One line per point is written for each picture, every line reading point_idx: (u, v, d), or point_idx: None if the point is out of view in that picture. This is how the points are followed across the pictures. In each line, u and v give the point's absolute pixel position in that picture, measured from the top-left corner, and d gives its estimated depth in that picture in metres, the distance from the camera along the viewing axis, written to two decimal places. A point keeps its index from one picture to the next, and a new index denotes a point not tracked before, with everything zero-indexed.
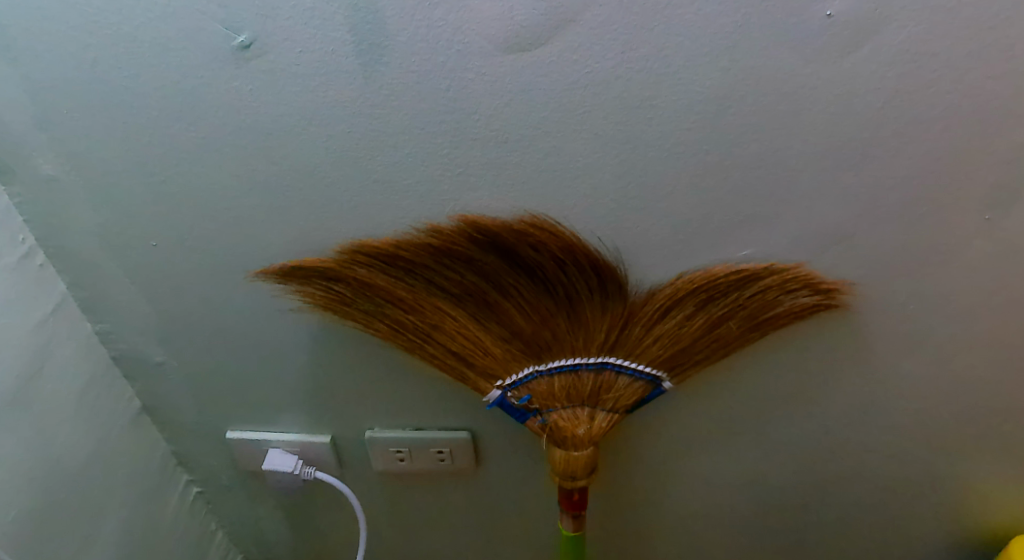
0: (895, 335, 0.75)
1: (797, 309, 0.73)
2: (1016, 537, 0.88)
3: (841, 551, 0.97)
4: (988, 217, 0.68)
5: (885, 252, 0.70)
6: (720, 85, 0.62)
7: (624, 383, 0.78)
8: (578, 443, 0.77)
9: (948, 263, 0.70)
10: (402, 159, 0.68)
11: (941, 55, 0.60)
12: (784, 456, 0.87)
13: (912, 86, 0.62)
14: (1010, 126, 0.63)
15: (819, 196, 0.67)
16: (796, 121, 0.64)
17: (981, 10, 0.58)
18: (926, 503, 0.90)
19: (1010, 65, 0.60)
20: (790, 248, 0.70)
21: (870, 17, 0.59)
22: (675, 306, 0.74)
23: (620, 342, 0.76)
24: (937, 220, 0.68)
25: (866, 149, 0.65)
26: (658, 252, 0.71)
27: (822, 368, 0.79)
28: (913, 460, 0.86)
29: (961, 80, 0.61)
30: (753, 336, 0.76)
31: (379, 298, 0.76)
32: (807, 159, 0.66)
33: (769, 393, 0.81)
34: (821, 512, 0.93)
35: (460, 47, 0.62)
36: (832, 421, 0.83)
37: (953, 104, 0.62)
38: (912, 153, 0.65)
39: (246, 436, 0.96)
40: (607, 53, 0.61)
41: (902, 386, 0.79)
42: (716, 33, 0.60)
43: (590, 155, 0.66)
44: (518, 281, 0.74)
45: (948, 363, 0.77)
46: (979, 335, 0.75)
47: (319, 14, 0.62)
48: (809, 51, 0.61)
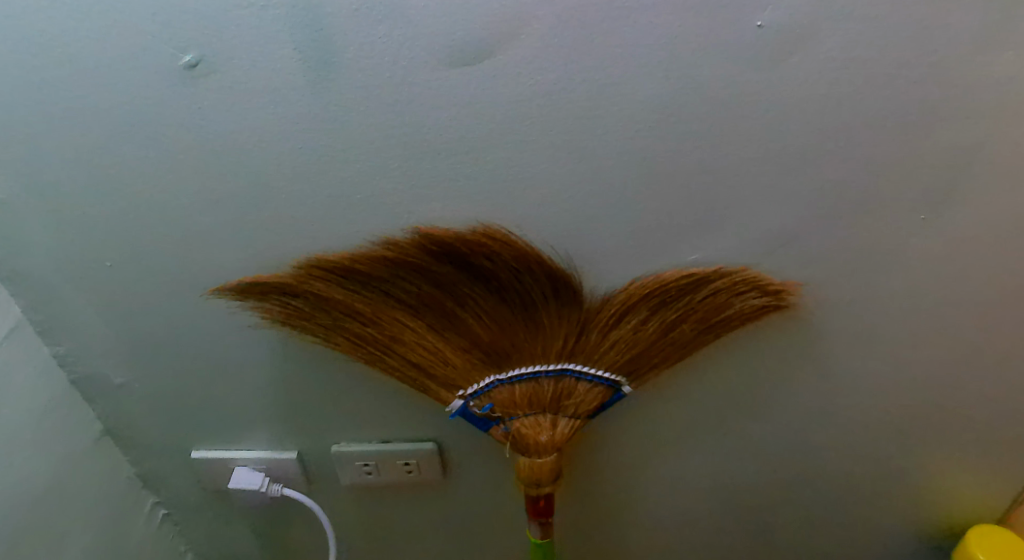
0: (843, 332, 0.77)
1: (748, 311, 0.74)
2: (970, 528, 0.91)
3: (806, 546, 0.99)
4: (924, 217, 0.70)
5: (827, 253, 0.72)
6: (662, 94, 0.63)
7: (585, 389, 0.79)
8: (541, 449, 0.79)
9: (889, 262, 0.72)
10: (356, 174, 0.69)
11: (871, 61, 0.62)
12: (745, 455, 0.89)
13: (846, 93, 0.63)
14: (941, 129, 0.65)
15: (764, 200, 0.69)
16: (736, 128, 0.65)
17: (907, 19, 0.60)
18: (885, 498, 0.92)
19: (936, 69, 0.62)
20: (738, 251, 0.72)
21: (800, 27, 0.61)
22: (630, 310, 0.76)
23: (579, 348, 0.78)
24: (875, 219, 0.70)
25: (803, 154, 0.66)
26: (610, 258, 0.73)
27: (776, 367, 0.80)
28: (870, 453, 0.88)
29: (890, 86, 0.63)
30: (706, 338, 0.77)
31: (337, 312, 0.77)
32: (750, 165, 0.67)
33: (726, 393, 0.83)
34: (785, 510, 0.95)
35: (406, 62, 0.63)
36: (787, 418, 0.85)
37: (885, 109, 0.64)
38: (848, 156, 0.67)
39: (212, 455, 0.95)
40: (549, 65, 0.62)
41: (852, 384, 0.81)
42: (653, 45, 0.61)
43: (541, 166, 0.67)
44: (474, 290, 0.75)
45: (896, 358, 0.79)
46: (922, 333, 0.77)
47: (265, 32, 0.62)
48: (743, 60, 0.62)
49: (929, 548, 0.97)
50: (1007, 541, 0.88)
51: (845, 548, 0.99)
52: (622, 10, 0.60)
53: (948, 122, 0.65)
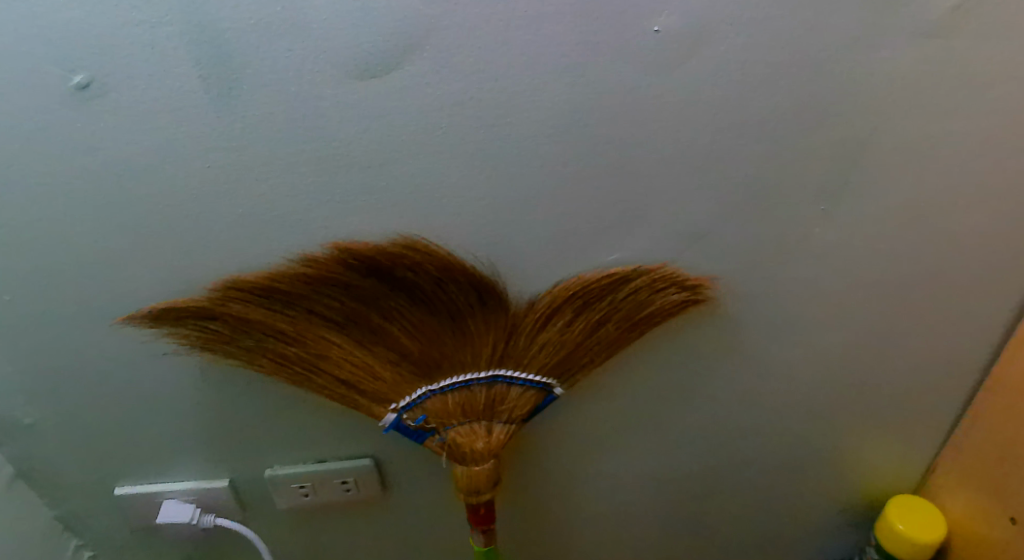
0: (761, 322, 0.79)
1: (669, 307, 0.75)
2: (892, 499, 0.96)
3: (742, 528, 1.03)
4: (823, 208, 0.71)
5: (740, 247, 0.73)
6: (569, 100, 0.64)
7: (517, 394, 0.80)
8: (478, 457, 0.79)
9: (796, 253, 0.74)
10: (269, 191, 0.67)
11: (763, 62, 0.63)
12: (678, 447, 0.91)
13: (744, 93, 0.65)
14: (833, 122, 0.67)
15: (676, 199, 0.70)
16: (642, 130, 0.66)
17: (794, 20, 0.62)
18: (812, 476, 0.96)
19: (826, 66, 0.64)
20: (656, 249, 0.73)
21: (693, 32, 0.62)
22: (555, 313, 0.76)
23: (508, 353, 0.78)
24: (778, 212, 0.71)
25: (706, 152, 0.68)
26: (532, 262, 0.73)
27: (700, 360, 0.82)
28: (794, 435, 0.91)
29: (784, 84, 0.65)
30: (631, 336, 0.78)
31: (259, 333, 0.74)
32: (659, 165, 0.68)
33: (655, 388, 0.85)
34: (720, 496, 0.98)
35: (311, 77, 0.62)
36: (714, 408, 0.87)
37: (780, 107, 0.66)
38: (748, 153, 0.68)
39: (137, 490, 0.91)
40: (456, 75, 0.62)
41: (772, 370, 0.84)
42: (556, 52, 0.62)
43: (456, 175, 0.67)
44: (399, 302, 0.75)
45: (812, 343, 0.82)
46: (835, 318, 0.80)
47: (160, 50, 0.60)
48: (643, 64, 0.63)
49: (856, 520, 1.02)
50: (927, 511, 0.93)
51: (779, 526, 1.03)
52: (524, 18, 0.60)
53: (839, 119, 0.67)
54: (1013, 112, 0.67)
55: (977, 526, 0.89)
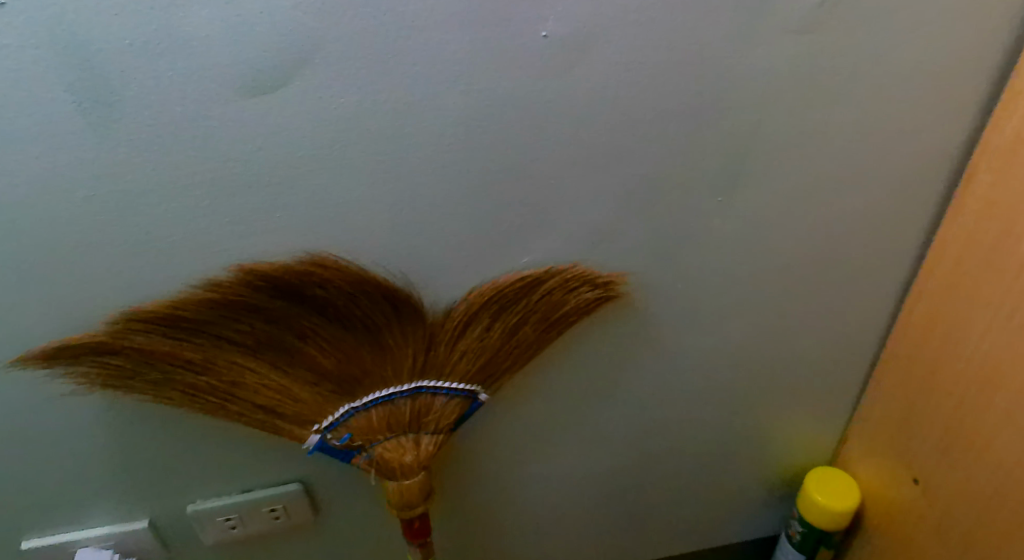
0: (673, 313, 0.82)
1: (582, 305, 0.76)
2: (812, 474, 1.01)
3: (673, 509, 1.06)
4: (722, 200, 0.73)
5: (647, 243, 0.75)
6: (466, 109, 0.64)
7: (442, 403, 0.79)
8: (408, 471, 0.78)
9: (700, 244, 0.76)
10: (163, 217, 0.65)
11: (649, 63, 0.64)
12: (605, 440, 0.93)
13: (636, 94, 0.65)
14: (725, 117, 0.68)
15: (582, 201, 0.71)
16: (541, 134, 0.66)
17: (676, 21, 0.62)
18: (733, 454, 1.00)
19: (715, 64, 0.65)
20: (566, 250, 0.74)
21: (582, 36, 0.62)
22: (473, 320, 0.76)
23: (429, 364, 0.78)
24: (680, 206, 0.73)
25: (606, 152, 0.68)
26: (445, 271, 0.73)
27: (619, 354, 0.84)
28: (715, 419, 0.94)
29: (676, 84, 0.65)
30: (548, 336, 0.78)
31: (166, 365, 0.71)
32: (561, 167, 0.69)
33: (578, 385, 0.86)
34: (650, 482, 1.00)
35: (197, 96, 0.60)
36: (637, 400, 0.89)
37: (673, 106, 0.67)
38: (647, 151, 0.69)
39: (47, 541, 0.86)
40: (350, 88, 0.61)
41: (688, 359, 0.87)
42: (448, 60, 0.61)
43: (360, 188, 0.66)
44: (313, 321, 0.73)
45: (723, 330, 0.85)
46: (742, 304, 0.83)
47: (28, 76, 0.57)
48: (536, 69, 0.63)
49: (776, 487, 1.08)
50: (840, 481, 0.99)
51: (706, 503, 1.07)
52: (411, 28, 0.59)
53: (726, 115, 0.68)
54: (890, 99, 0.70)
55: (887, 490, 0.94)
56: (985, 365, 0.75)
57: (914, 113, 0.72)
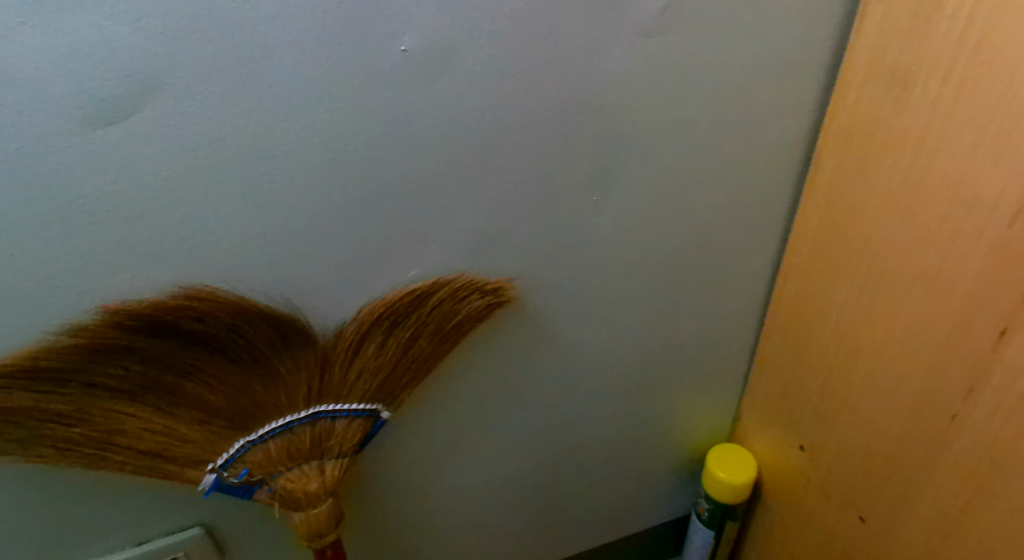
0: (564, 311, 0.83)
1: (474, 313, 0.76)
2: (715, 449, 1.06)
3: (587, 499, 1.09)
4: (597, 198, 0.75)
5: (531, 246, 0.76)
6: (331, 126, 0.62)
7: (343, 426, 0.78)
8: (314, 499, 0.76)
9: (582, 243, 0.78)
10: (12, 262, 0.60)
11: (510, 72, 0.64)
12: (512, 441, 0.94)
13: (502, 101, 0.66)
14: (592, 119, 0.69)
15: (463, 210, 0.71)
16: (411, 147, 0.66)
17: (530, 29, 0.63)
18: (637, 439, 1.04)
19: (575, 68, 0.66)
20: (453, 260, 0.74)
21: (441, 47, 0.61)
22: (366, 338, 0.75)
23: (325, 388, 0.76)
24: (559, 208, 0.74)
25: (479, 160, 0.68)
26: (331, 292, 0.72)
27: (516, 357, 0.85)
28: (615, 407, 0.97)
29: (540, 89, 0.66)
30: (444, 347, 0.78)
31: (32, 421, 0.66)
32: (437, 178, 0.68)
33: (479, 391, 0.86)
34: (561, 476, 1.03)
35: (35, 131, 0.56)
36: (539, 399, 0.91)
37: (540, 111, 0.67)
38: (519, 157, 0.69)
39: None
40: (205, 112, 0.59)
41: (584, 354, 0.89)
42: (305, 78, 0.60)
43: (230, 215, 0.64)
44: (194, 357, 0.70)
45: (614, 323, 0.87)
46: (629, 297, 0.85)
47: None
48: (398, 82, 0.62)
49: (681, 465, 1.12)
50: (740, 455, 1.05)
51: (617, 488, 1.10)
52: (264, 49, 0.57)
53: (591, 118, 0.69)
54: (745, 92, 0.73)
55: (780, 458, 0.99)
56: (846, 335, 0.80)
57: (770, 104, 0.75)
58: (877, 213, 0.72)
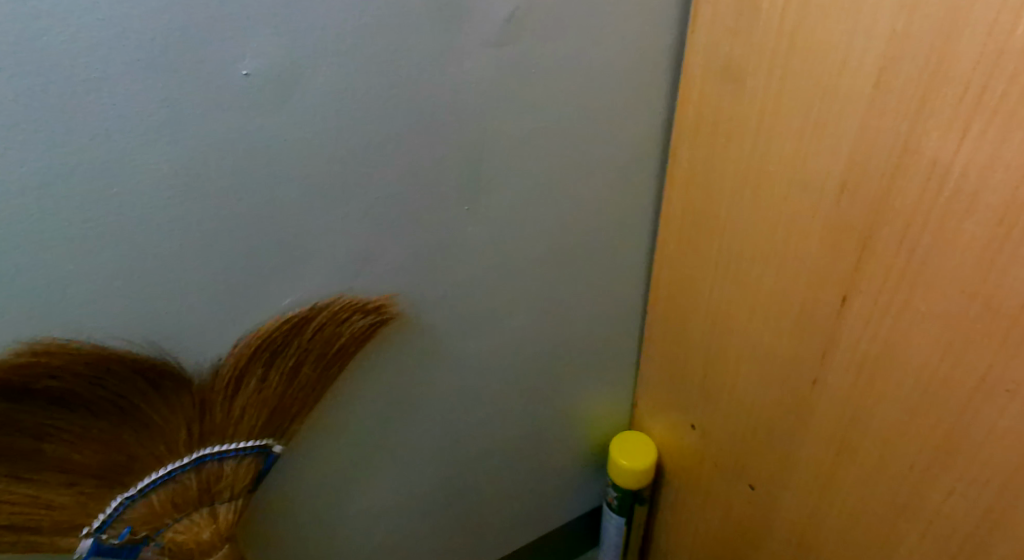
0: (450, 322, 0.83)
1: (358, 334, 0.74)
2: (616, 438, 1.10)
3: (497, 503, 1.10)
4: (468, 207, 0.75)
5: (408, 260, 0.75)
6: (177, 158, 0.59)
7: (233, 467, 0.74)
8: (208, 548, 0.74)
9: (460, 253, 0.78)
10: None
11: (362, 89, 0.63)
12: (414, 457, 0.93)
13: (357, 119, 0.64)
14: (451, 129, 0.69)
15: (332, 231, 0.69)
16: (268, 173, 0.63)
17: (377, 44, 0.62)
18: (539, 438, 1.05)
19: (428, 80, 0.66)
20: (329, 282, 0.72)
21: (285, 69, 0.59)
22: (245, 372, 0.72)
23: (207, 430, 0.72)
24: (431, 220, 0.74)
25: (342, 180, 0.67)
26: (200, 329, 0.68)
27: (406, 373, 0.84)
28: (513, 410, 0.98)
29: (395, 103, 0.65)
30: (330, 373, 0.76)
31: None
32: (301, 202, 0.66)
33: (373, 413, 0.85)
34: (467, 484, 1.03)
35: None
36: (435, 412, 0.90)
37: (399, 126, 0.67)
38: (384, 174, 0.69)
39: None
40: (29, 154, 0.55)
41: (474, 362, 0.89)
42: (139, 110, 0.56)
43: (74, 260, 0.60)
44: (52, 416, 0.65)
45: (500, 327, 0.88)
46: (512, 300, 0.86)
47: None
48: (244, 107, 0.60)
49: (586, 457, 1.15)
50: (640, 442, 1.09)
51: (526, 489, 1.11)
52: (88, 83, 0.54)
53: (451, 130, 0.69)
54: (598, 94, 0.75)
55: (676, 439, 1.03)
56: (718, 315, 0.85)
57: (623, 102, 0.78)
58: (729, 199, 0.76)
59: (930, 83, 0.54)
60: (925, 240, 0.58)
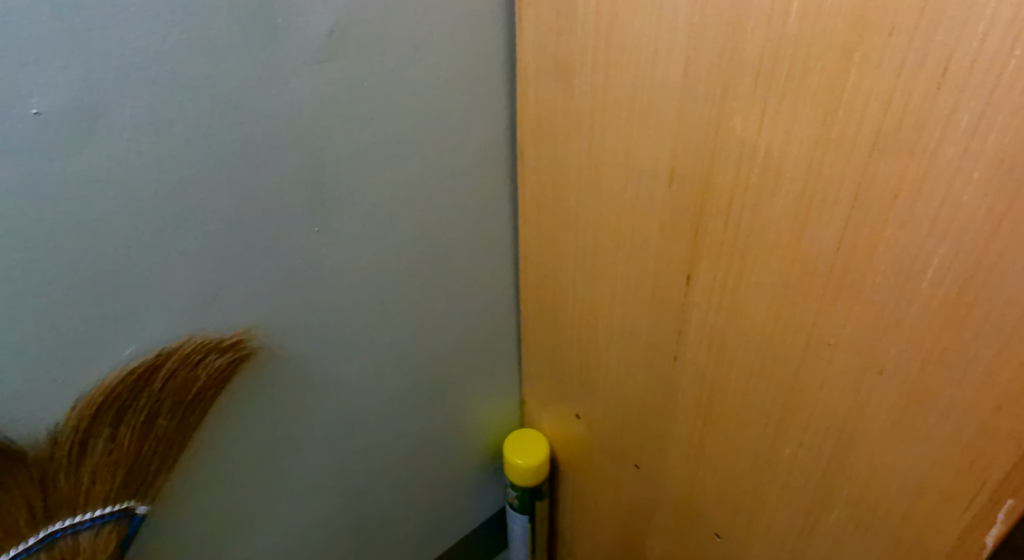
0: (317, 349, 0.80)
1: (215, 375, 0.70)
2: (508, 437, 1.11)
3: (396, 524, 1.07)
4: (318, 229, 0.73)
5: (261, 291, 0.72)
6: None
7: (90, 539, 0.68)
8: None
9: (316, 277, 0.75)
10: None
11: (178, 118, 0.59)
12: (298, 491, 0.89)
13: (178, 150, 0.61)
14: (286, 151, 0.67)
15: (170, 270, 0.65)
16: (85, 217, 0.58)
17: (188, 70, 0.58)
18: (429, 452, 1.04)
19: (252, 103, 0.63)
20: (176, 325, 0.68)
21: (84, 104, 0.55)
22: (91, 434, 0.66)
23: (54, 504, 0.65)
24: (280, 247, 0.71)
25: (173, 216, 0.63)
26: (29, 396, 0.62)
27: (276, 408, 0.80)
28: (397, 428, 0.97)
29: (218, 130, 0.62)
30: (190, 420, 0.71)
31: None
32: (128, 243, 0.61)
33: (245, 455, 0.80)
34: (361, 510, 1.00)
35: None
36: (315, 443, 0.87)
37: (227, 153, 0.63)
38: (219, 205, 0.65)
39: None
40: None
41: (349, 386, 0.86)
42: None
43: None
44: None
45: (371, 347, 0.86)
46: (379, 318, 0.84)
47: None
48: (42, 150, 0.55)
49: (482, 462, 1.15)
50: (531, 439, 1.10)
51: (425, 504, 1.10)
52: None
53: (288, 151, 0.67)
54: (436, 101, 0.75)
55: (564, 431, 1.05)
56: (584, 306, 0.87)
57: (464, 108, 0.78)
58: (576, 193, 0.78)
59: (728, 71, 0.58)
60: (745, 214, 0.62)
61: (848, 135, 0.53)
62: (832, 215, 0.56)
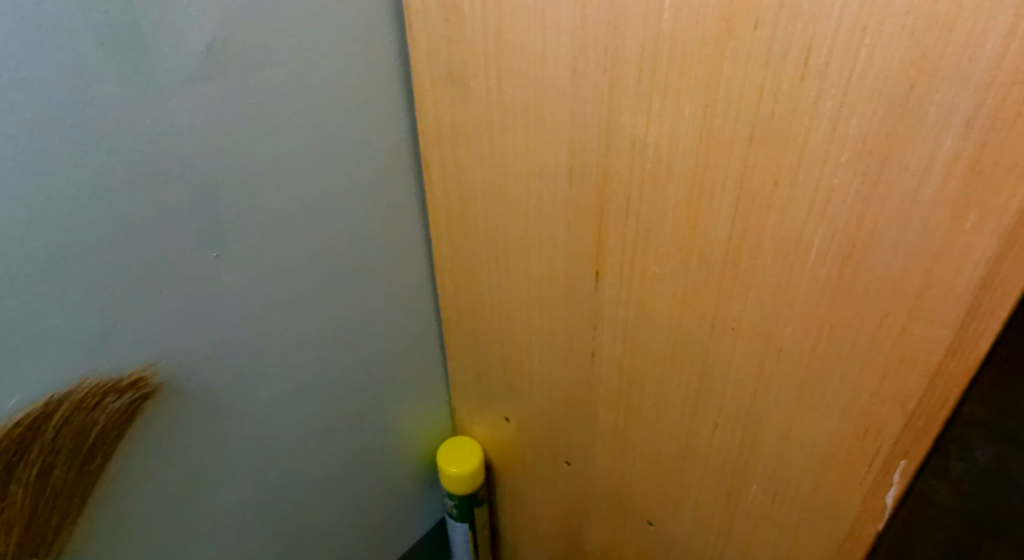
0: (228, 380, 0.76)
1: (115, 418, 0.66)
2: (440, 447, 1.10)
3: (333, 549, 1.04)
4: (218, 254, 0.70)
5: (160, 325, 0.68)
6: None
7: None
8: None
9: (220, 305, 0.72)
10: None
11: (44, 149, 0.56)
12: (223, 528, 0.85)
13: (48, 183, 0.57)
14: (173, 176, 0.63)
15: (53, 310, 0.61)
16: None
17: (49, 98, 0.55)
18: (360, 472, 1.01)
19: (128, 129, 0.59)
20: (66, 367, 0.64)
21: None
22: None
23: None
24: (177, 276, 0.67)
25: (50, 252, 0.59)
26: None
27: (189, 445, 0.76)
28: (324, 451, 0.94)
29: (92, 159, 0.58)
30: (90, 468, 0.67)
31: None
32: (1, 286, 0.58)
33: (159, 498, 0.76)
34: (293, 539, 0.97)
35: None
36: (235, 476, 0.83)
37: (105, 182, 0.60)
38: (102, 237, 0.61)
39: None
40: None
41: (267, 414, 0.83)
42: None
43: None
44: None
45: (288, 372, 0.83)
46: (294, 341, 0.81)
47: None
48: None
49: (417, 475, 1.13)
50: (464, 447, 1.09)
51: (361, 525, 1.07)
52: None
53: (175, 176, 0.64)
54: (330, 114, 0.73)
55: (496, 435, 1.05)
56: (502, 309, 0.87)
57: (361, 118, 0.76)
58: (483, 197, 0.78)
59: (613, 68, 0.59)
60: (642, 208, 0.63)
61: (724, 127, 0.55)
62: (721, 204, 0.58)
